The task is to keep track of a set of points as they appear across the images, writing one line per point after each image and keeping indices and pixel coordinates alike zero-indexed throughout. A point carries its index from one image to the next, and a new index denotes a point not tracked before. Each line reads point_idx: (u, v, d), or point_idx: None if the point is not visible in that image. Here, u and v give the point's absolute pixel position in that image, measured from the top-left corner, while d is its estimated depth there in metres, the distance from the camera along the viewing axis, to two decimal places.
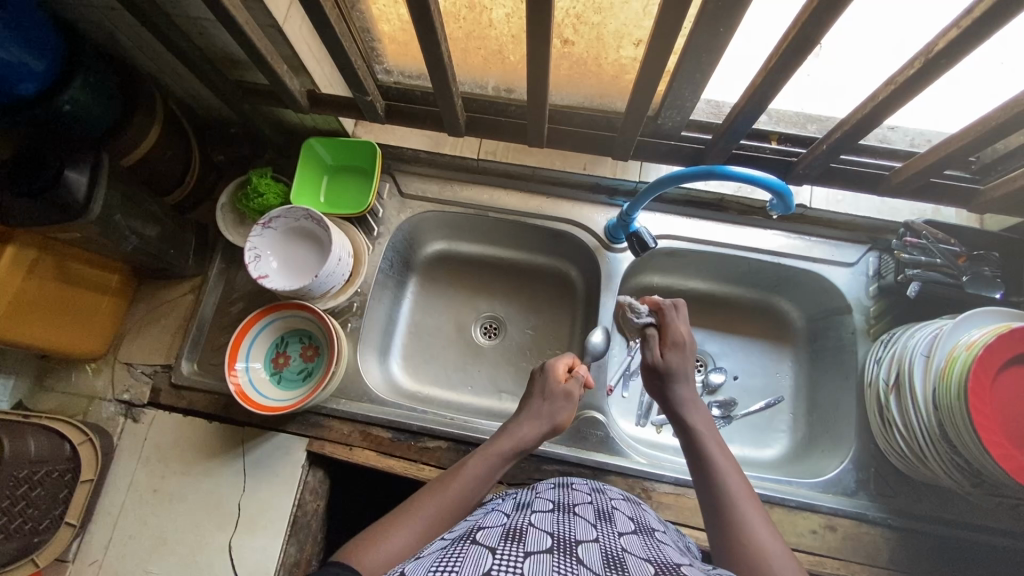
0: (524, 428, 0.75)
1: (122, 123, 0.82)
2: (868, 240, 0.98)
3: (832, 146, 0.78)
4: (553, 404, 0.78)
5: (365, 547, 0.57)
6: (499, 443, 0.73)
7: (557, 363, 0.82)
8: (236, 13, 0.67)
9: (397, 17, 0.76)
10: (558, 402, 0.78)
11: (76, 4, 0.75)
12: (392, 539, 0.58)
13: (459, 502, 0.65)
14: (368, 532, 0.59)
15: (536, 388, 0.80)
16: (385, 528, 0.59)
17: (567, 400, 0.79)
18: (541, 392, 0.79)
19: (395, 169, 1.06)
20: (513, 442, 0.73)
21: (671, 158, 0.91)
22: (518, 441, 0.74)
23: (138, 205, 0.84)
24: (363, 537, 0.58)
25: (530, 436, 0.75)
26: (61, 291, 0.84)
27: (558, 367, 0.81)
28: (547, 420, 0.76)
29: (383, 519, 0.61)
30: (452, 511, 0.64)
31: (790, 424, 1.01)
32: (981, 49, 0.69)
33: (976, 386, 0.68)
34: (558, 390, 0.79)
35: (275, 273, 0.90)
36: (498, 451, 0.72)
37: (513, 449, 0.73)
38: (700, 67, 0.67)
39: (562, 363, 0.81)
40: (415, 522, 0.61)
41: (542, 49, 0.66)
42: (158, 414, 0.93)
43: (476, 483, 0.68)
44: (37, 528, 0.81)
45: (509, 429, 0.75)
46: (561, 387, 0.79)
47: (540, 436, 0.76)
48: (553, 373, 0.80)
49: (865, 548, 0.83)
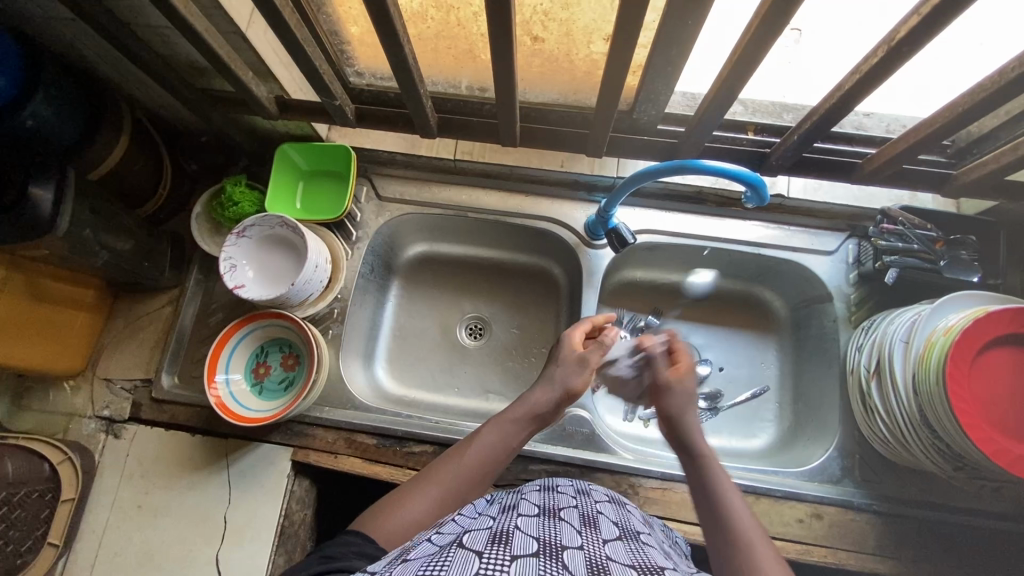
0: (538, 394, 0.73)
1: (88, 136, 0.81)
2: (848, 227, 0.98)
3: (805, 136, 0.77)
4: (566, 369, 0.75)
5: (380, 516, 0.61)
6: (513, 411, 0.71)
7: (572, 334, 0.79)
8: (196, 21, 0.66)
9: (364, 19, 0.75)
10: (571, 368, 0.75)
11: (33, 16, 0.73)
12: (405, 507, 0.62)
13: (469, 472, 0.66)
14: (386, 500, 0.63)
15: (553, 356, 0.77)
16: (398, 499, 0.63)
17: (582, 365, 0.75)
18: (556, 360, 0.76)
19: (371, 172, 1.05)
20: (525, 408, 0.71)
21: (647, 152, 0.90)
22: (532, 408, 0.72)
23: (109, 219, 0.82)
24: (375, 509, 0.63)
25: (545, 401, 0.72)
26: (33, 308, 0.83)
27: (573, 337, 0.79)
28: (559, 386, 0.73)
29: (399, 489, 0.65)
30: (469, 484, 0.65)
31: (777, 413, 1.01)
32: (966, 18, 0.68)
33: (955, 370, 0.68)
34: (572, 357, 0.76)
35: (252, 282, 0.88)
36: (513, 418, 0.71)
37: (528, 416, 0.71)
38: (670, 60, 0.66)
39: (578, 333, 0.79)
40: (431, 491, 0.64)
41: (508, 48, 0.65)
42: (140, 429, 0.92)
43: (493, 452, 0.68)
44: (19, 549, 0.80)
45: (525, 396, 0.73)
46: (573, 353, 0.76)
47: (556, 401, 0.73)
48: (568, 342, 0.78)
49: (852, 535, 0.83)
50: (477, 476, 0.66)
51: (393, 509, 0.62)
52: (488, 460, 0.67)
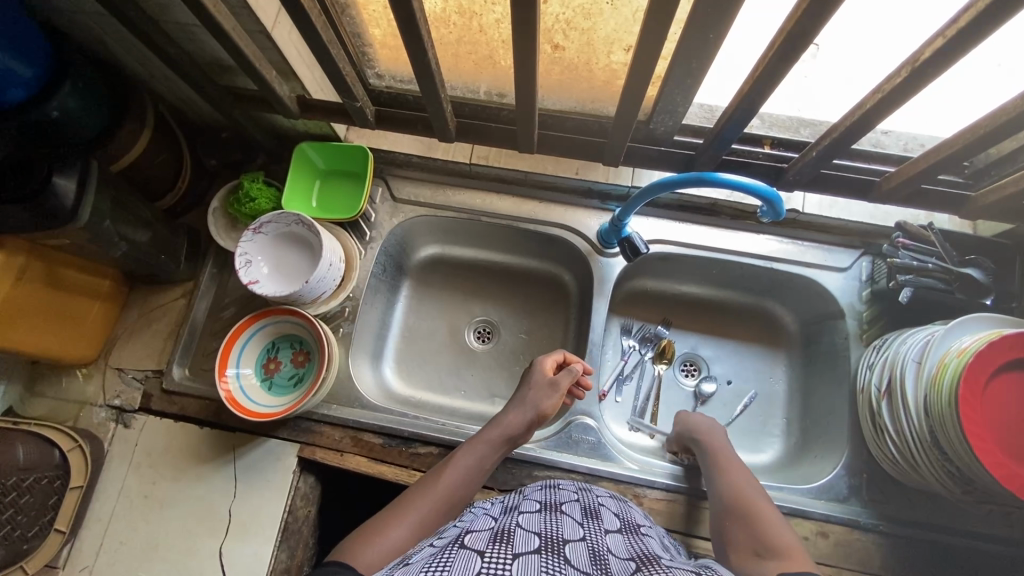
0: (509, 418, 0.78)
1: (112, 128, 0.82)
2: (862, 245, 0.97)
3: (823, 152, 0.77)
4: (538, 394, 0.80)
5: (362, 542, 0.59)
6: (484, 435, 0.76)
7: (546, 361, 0.84)
8: (224, 20, 0.67)
9: (387, 22, 0.75)
10: (542, 393, 0.80)
11: (64, 11, 0.74)
12: (389, 532, 0.61)
13: (449, 493, 0.68)
14: (366, 528, 0.61)
15: (523, 386, 0.83)
16: (381, 524, 0.62)
17: (553, 390, 0.81)
18: (524, 391, 0.81)
19: (388, 173, 1.06)
20: (499, 431, 0.76)
21: (663, 163, 0.90)
22: (504, 432, 0.76)
23: (129, 211, 0.84)
24: (357, 535, 0.60)
25: (517, 423, 0.77)
26: (51, 296, 0.84)
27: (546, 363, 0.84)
28: (532, 409, 0.79)
29: (379, 516, 0.63)
30: (446, 504, 0.67)
31: (784, 429, 1.01)
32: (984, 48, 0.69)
33: (968, 393, 0.68)
34: (545, 382, 0.81)
35: (266, 278, 0.89)
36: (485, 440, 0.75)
37: (499, 438, 0.76)
38: (691, 73, 0.67)
39: (551, 359, 0.84)
40: (411, 515, 0.64)
41: (530, 56, 0.66)
42: (149, 420, 0.93)
43: (468, 473, 0.71)
44: (25, 535, 0.81)
45: (497, 420, 0.78)
46: (546, 379, 0.82)
47: (526, 424, 0.78)
48: (541, 367, 0.83)
49: (857, 555, 0.83)
50: (452, 497, 0.68)
51: (377, 533, 0.60)
52: (463, 480, 0.70)
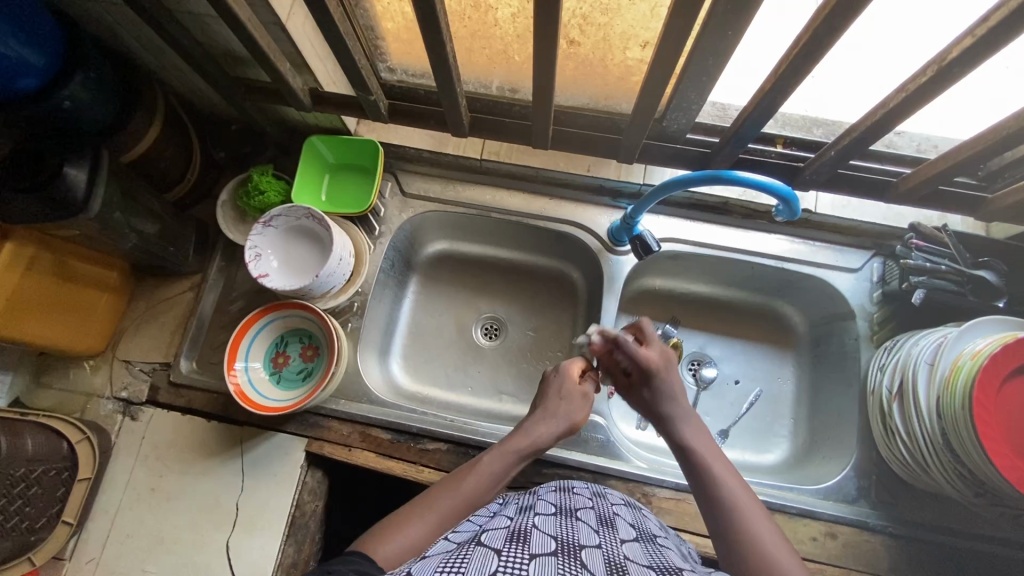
0: (539, 428, 0.73)
1: (123, 118, 0.81)
2: (873, 246, 0.97)
3: (840, 152, 0.77)
4: (570, 404, 0.77)
5: (383, 538, 0.56)
6: (514, 441, 0.71)
7: (571, 365, 0.80)
8: (240, 11, 0.66)
9: (402, 15, 0.75)
10: (576, 405, 0.77)
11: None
12: (409, 532, 0.57)
13: (472, 499, 0.64)
14: (383, 524, 0.58)
15: (553, 388, 0.78)
16: (401, 522, 0.59)
17: (583, 400, 0.78)
18: (554, 399, 0.77)
19: (397, 168, 1.05)
20: (527, 440, 0.72)
21: (675, 160, 0.90)
22: (534, 439, 0.72)
23: (138, 203, 0.83)
24: (374, 533, 0.57)
25: (547, 435, 0.73)
26: (60, 287, 0.83)
27: (573, 369, 0.80)
28: (565, 420, 0.75)
29: (397, 513, 0.60)
30: (467, 509, 0.63)
31: (791, 429, 1.01)
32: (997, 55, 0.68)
33: (982, 396, 0.68)
34: (577, 394, 0.78)
35: (275, 271, 0.89)
36: (514, 448, 0.70)
37: (528, 447, 0.72)
38: (709, 69, 0.66)
39: (578, 364, 0.80)
40: (431, 517, 0.60)
41: (549, 50, 0.65)
42: (156, 412, 0.92)
43: (491, 480, 0.67)
44: (33, 527, 0.79)
45: (524, 427, 0.74)
46: (578, 389, 0.78)
47: (556, 435, 0.75)
48: (570, 375, 0.79)
49: (865, 556, 0.82)
50: (474, 502, 0.64)
51: (394, 532, 0.57)
52: (486, 488, 0.66)
